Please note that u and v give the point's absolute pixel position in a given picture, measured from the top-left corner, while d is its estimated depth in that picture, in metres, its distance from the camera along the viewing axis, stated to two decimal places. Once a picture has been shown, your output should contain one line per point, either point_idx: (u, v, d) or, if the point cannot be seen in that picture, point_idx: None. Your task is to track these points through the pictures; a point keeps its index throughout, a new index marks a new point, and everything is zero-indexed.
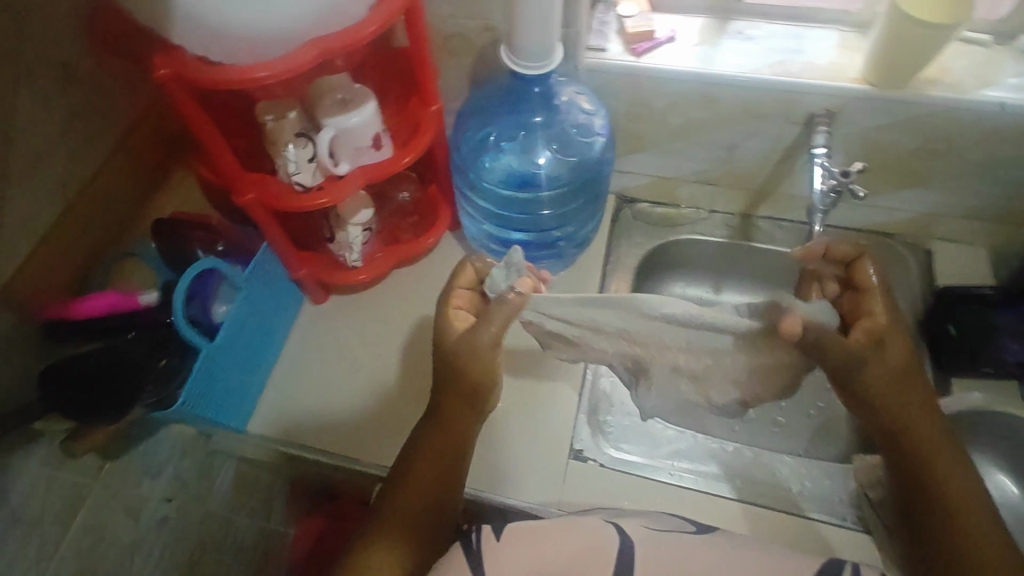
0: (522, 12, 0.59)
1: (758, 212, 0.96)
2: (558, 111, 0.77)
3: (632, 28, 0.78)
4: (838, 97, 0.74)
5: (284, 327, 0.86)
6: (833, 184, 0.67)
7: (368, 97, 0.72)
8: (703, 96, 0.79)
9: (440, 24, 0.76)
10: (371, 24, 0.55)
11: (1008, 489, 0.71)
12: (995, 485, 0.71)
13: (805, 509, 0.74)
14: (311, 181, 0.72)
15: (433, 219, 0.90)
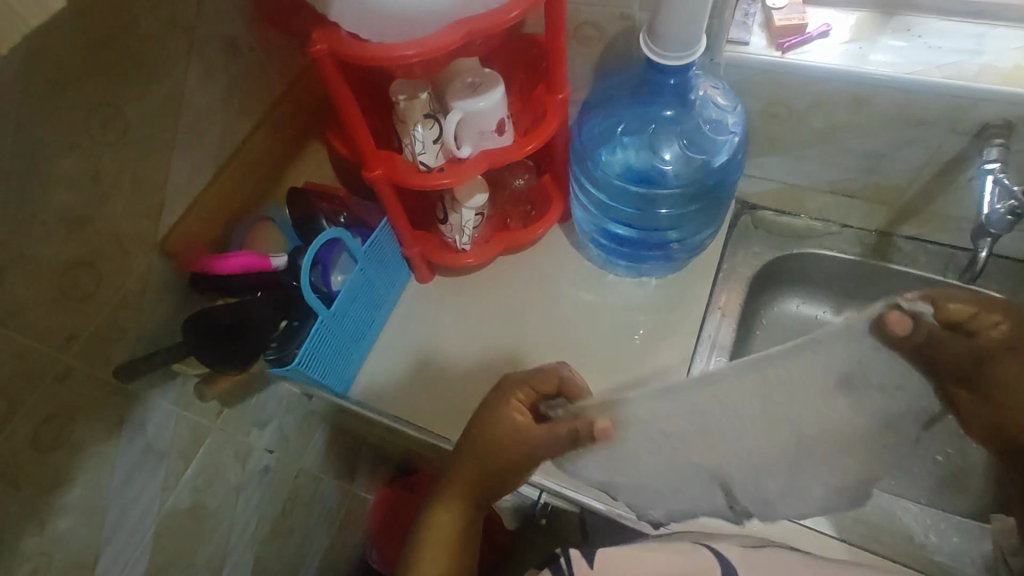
0: (670, 1, 0.56)
1: (898, 230, 0.87)
2: (694, 106, 0.73)
3: (780, 20, 0.72)
4: (1023, 107, 0.65)
5: (390, 302, 0.89)
6: (1013, 205, 0.59)
7: (496, 82, 0.72)
8: (855, 99, 0.72)
9: (574, 11, 0.75)
10: (516, 7, 0.54)
11: None
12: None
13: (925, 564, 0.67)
14: (433, 162, 0.73)
15: (542, 208, 0.89)
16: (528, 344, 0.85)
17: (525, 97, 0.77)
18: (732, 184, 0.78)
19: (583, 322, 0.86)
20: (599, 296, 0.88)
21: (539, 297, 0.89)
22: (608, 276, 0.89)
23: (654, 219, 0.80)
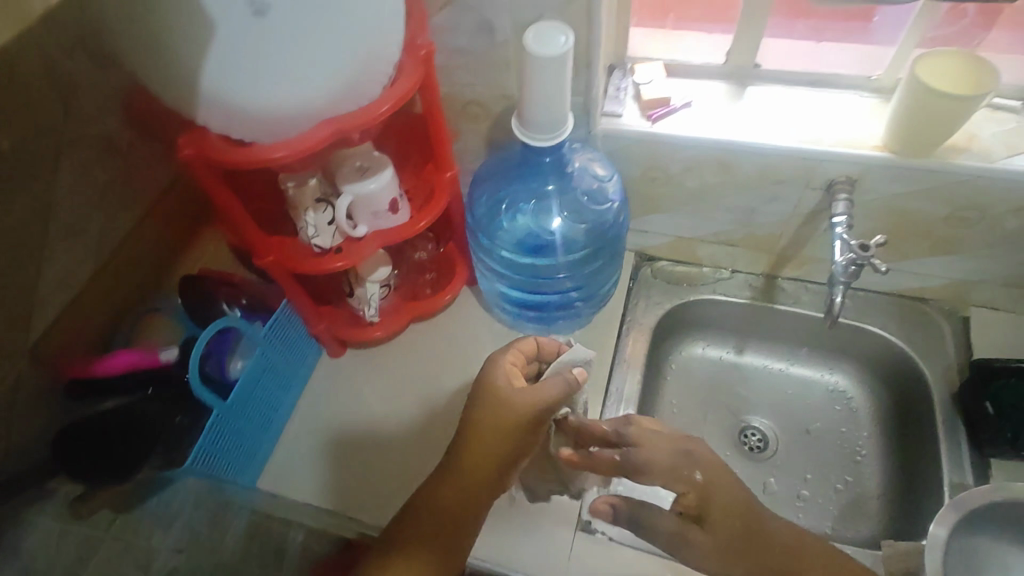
0: (528, 95, 0.60)
1: (781, 273, 0.94)
2: (571, 176, 0.78)
3: (647, 95, 0.79)
4: (859, 164, 0.73)
5: (300, 380, 0.87)
6: (851, 258, 0.65)
7: (385, 165, 0.74)
8: (720, 162, 0.78)
9: (458, 92, 0.79)
10: (385, 103, 0.57)
11: None
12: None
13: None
14: (328, 243, 0.74)
15: (449, 275, 0.91)
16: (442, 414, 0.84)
17: (419, 172, 0.80)
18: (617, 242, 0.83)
19: None
20: None
21: (451, 364, 0.88)
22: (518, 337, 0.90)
23: (552, 282, 0.84)
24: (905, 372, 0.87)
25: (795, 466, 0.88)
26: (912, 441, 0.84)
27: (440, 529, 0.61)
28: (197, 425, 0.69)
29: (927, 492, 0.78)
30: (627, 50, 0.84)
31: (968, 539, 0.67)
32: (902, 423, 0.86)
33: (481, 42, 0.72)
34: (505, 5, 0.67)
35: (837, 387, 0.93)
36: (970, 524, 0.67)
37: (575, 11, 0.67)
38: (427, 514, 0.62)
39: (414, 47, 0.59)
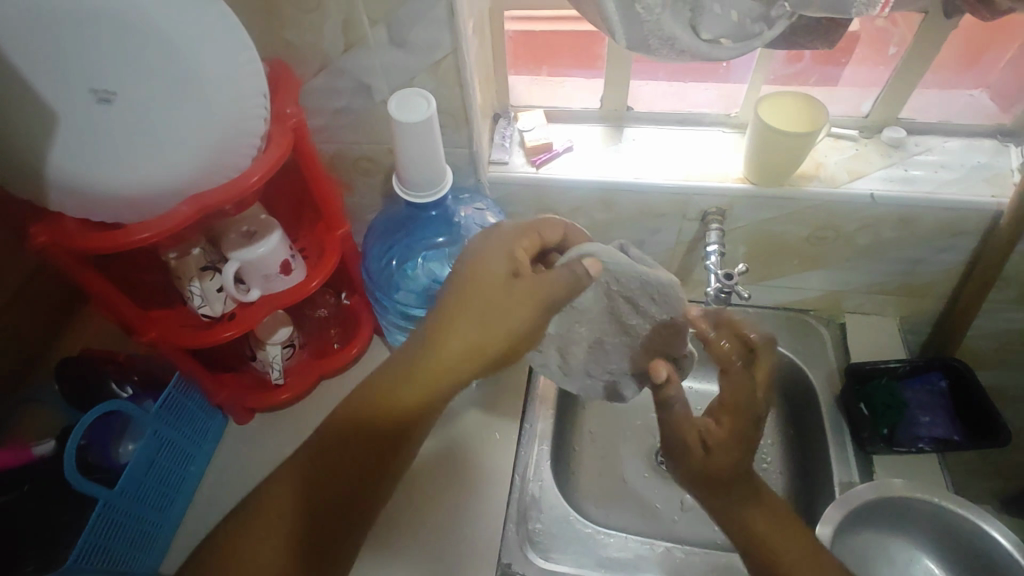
0: (403, 155, 0.62)
1: (678, 297, 0.99)
2: (458, 226, 0.82)
3: (531, 141, 0.83)
4: (725, 196, 0.79)
5: (205, 454, 0.84)
6: (719, 286, 0.71)
7: (273, 227, 0.74)
8: (604, 201, 0.83)
9: (347, 150, 0.80)
10: (255, 172, 0.57)
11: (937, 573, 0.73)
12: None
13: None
14: (219, 311, 0.73)
15: (356, 327, 0.91)
16: None
17: (313, 230, 0.80)
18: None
19: None
20: None
21: None
22: None
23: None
24: (794, 379, 0.93)
25: None
26: (807, 442, 0.89)
27: (373, 415, 0.59)
28: (80, 517, 0.66)
29: (822, 490, 0.82)
30: (510, 100, 0.88)
31: (853, 535, 0.72)
32: (797, 428, 0.91)
33: (362, 103, 0.74)
34: (379, 69, 0.70)
35: None
36: (855, 522, 0.72)
37: (446, 73, 0.70)
38: (370, 412, 0.59)
39: (284, 117, 0.61)
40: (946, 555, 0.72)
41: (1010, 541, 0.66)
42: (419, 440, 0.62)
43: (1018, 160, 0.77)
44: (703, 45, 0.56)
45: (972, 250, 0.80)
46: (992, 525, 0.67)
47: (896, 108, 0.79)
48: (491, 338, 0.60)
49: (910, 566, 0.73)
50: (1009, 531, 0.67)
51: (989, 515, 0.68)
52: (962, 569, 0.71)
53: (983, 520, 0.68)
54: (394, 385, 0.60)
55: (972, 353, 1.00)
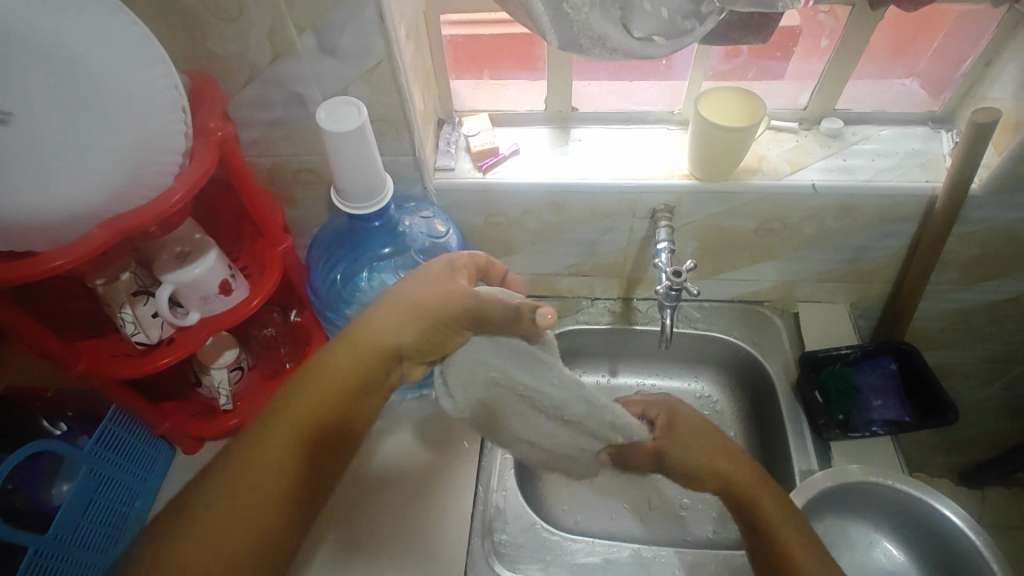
0: (338, 166, 0.60)
1: (635, 295, 0.99)
2: (403, 234, 0.81)
3: (476, 146, 0.81)
4: (672, 193, 0.79)
5: (152, 487, 0.80)
6: (669, 284, 0.71)
7: (209, 246, 0.70)
8: (553, 203, 0.82)
9: (286, 162, 0.78)
10: (177, 192, 0.54)
11: (898, 556, 0.73)
12: (885, 559, 0.74)
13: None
14: (155, 337, 0.69)
15: (307, 344, 0.88)
16: None
17: (253, 247, 0.78)
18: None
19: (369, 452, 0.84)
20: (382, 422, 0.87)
21: None
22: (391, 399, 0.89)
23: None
24: (752, 370, 0.94)
25: None
26: (767, 433, 0.89)
27: (326, 418, 0.60)
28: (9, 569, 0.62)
29: (783, 479, 0.83)
30: (454, 105, 0.87)
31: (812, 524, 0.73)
32: (757, 418, 0.92)
33: (296, 114, 0.72)
34: (310, 78, 0.67)
35: (703, 394, 0.99)
36: (815, 510, 0.73)
37: (380, 79, 0.68)
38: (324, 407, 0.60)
39: (207, 132, 0.59)
40: (905, 537, 0.73)
41: (961, 518, 0.67)
42: (340, 465, 0.63)
43: (949, 145, 0.79)
44: (635, 43, 0.56)
45: (912, 235, 0.82)
46: (945, 505, 0.68)
47: (833, 99, 0.81)
48: (402, 346, 0.62)
49: (872, 550, 0.74)
50: (962, 510, 0.69)
51: (942, 495, 0.69)
52: (920, 549, 0.72)
53: (936, 500, 0.69)
54: (334, 382, 0.61)
55: (921, 334, 1.03)
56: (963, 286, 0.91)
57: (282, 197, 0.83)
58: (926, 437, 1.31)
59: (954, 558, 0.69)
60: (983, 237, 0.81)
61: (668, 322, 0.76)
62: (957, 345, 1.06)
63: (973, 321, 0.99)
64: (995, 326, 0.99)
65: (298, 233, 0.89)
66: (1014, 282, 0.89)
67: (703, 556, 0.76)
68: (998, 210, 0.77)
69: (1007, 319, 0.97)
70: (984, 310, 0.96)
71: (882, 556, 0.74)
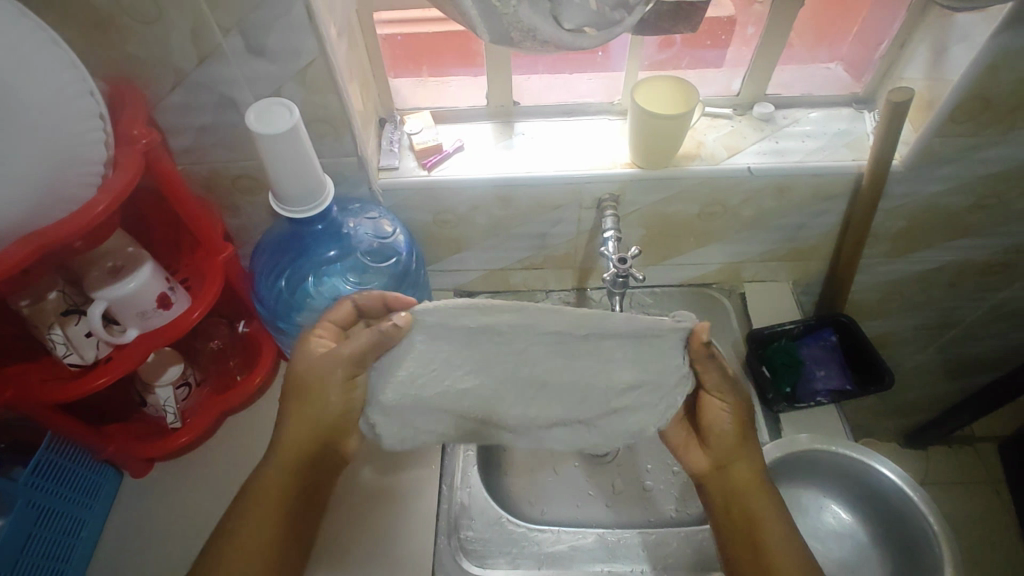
0: (273, 169, 0.59)
1: (589, 285, 1.00)
2: (348, 237, 0.79)
3: (418, 143, 0.81)
4: (615, 182, 0.80)
5: (98, 514, 0.77)
6: (616, 271, 0.73)
7: (143, 259, 0.68)
8: (500, 197, 0.82)
9: (222, 168, 0.75)
10: (100, 203, 0.52)
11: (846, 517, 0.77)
12: (832, 521, 0.77)
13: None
14: (90, 358, 0.66)
15: (257, 354, 0.86)
16: None
17: (193, 258, 0.75)
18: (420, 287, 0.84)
19: None
20: None
21: None
22: None
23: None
24: None
25: (635, 459, 0.92)
26: None
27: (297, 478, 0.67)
28: None
29: None
30: (395, 103, 0.86)
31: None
32: None
33: (229, 118, 0.69)
34: (240, 80, 0.65)
35: None
36: None
37: (315, 79, 0.66)
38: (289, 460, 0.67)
39: (131, 140, 0.57)
40: (850, 498, 0.77)
41: (899, 476, 0.71)
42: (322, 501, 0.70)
43: (872, 124, 0.83)
44: (566, 35, 0.56)
45: (844, 211, 0.86)
46: (883, 465, 0.72)
47: (763, 85, 0.84)
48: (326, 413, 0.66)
49: (822, 514, 0.78)
50: (899, 468, 0.73)
51: (879, 456, 0.73)
52: (864, 509, 0.76)
53: (875, 461, 0.73)
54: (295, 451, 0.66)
55: (860, 306, 1.08)
56: (894, 258, 0.96)
57: (221, 205, 0.81)
58: (871, 403, 1.38)
59: (893, 515, 0.73)
60: (907, 210, 0.86)
61: (618, 308, 0.77)
62: (893, 315, 1.11)
63: (905, 290, 1.04)
64: (925, 293, 1.05)
65: (241, 241, 0.87)
66: (939, 251, 0.95)
67: (665, 533, 0.78)
68: (919, 184, 0.81)
69: (936, 287, 1.03)
70: (914, 279, 1.01)
71: (832, 519, 0.77)
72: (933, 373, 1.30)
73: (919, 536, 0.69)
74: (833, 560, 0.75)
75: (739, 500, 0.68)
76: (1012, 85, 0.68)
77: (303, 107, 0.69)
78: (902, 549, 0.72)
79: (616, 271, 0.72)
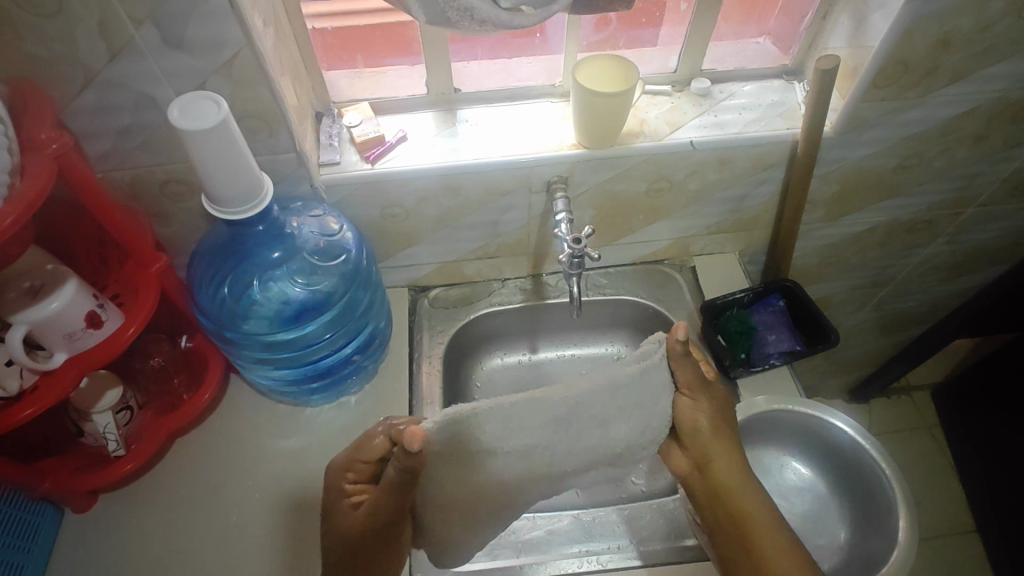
0: (203, 167, 0.55)
1: (544, 270, 1.00)
2: (292, 237, 0.76)
3: (359, 136, 0.78)
4: (563, 164, 0.80)
5: (38, 556, 0.71)
6: (571, 252, 0.73)
7: (65, 276, 0.62)
8: (448, 187, 0.81)
9: (147, 174, 0.71)
10: (9, 214, 0.47)
11: (806, 471, 0.80)
12: (794, 477, 0.80)
13: (646, 545, 0.76)
14: (14, 388, 0.61)
15: (203, 370, 0.81)
16: (240, 525, 0.76)
17: (124, 273, 0.70)
18: (373, 284, 0.82)
19: (290, 471, 0.79)
20: (300, 437, 0.82)
21: (235, 466, 0.80)
22: (307, 411, 0.84)
23: (327, 342, 0.80)
24: (660, 326, 0.98)
25: None
26: None
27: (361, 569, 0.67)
28: None
29: None
30: (330, 96, 0.83)
31: None
32: None
33: (150, 117, 0.65)
34: (159, 76, 0.61)
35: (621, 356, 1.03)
36: None
37: (241, 72, 0.63)
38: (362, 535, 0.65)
39: (38, 145, 0.52)
40: (809, 453, 0.80)
41: (852, 427, 0.75)
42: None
43: (803, 94, 0.86)
44: (504, 14, 0.55)
45: (782, 180, 0.89)
46: (836, 417, 0.76)
47: (698, 61, 0.85)
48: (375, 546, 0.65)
49: (784, 471, 0.80)
50: (850, 419, 0.76)
51: (833, 409, 0.76)
52: (822, 461, 0.79)
53: (830, 415, 0.76)
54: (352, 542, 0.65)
55: (802, 271, 1.12)
56: (831, 223, 1.01)
57: (149, 213, 0.75)
58: (818, 364, 1.45)
59: (850, 465, 0.76)
60: (839, 174, 0.90)
61: (575, 290, 0.77)
62: (833, 277, 1.17)
63: (842, 253, 1.09)
64: (860, 255, 1.11)
65: (175, 251, 0.82)
66: (870, 213, 1.00)
67: (637, 505, 0.80)
68: (850, 149, 0.85)
69: (869, 246, 1.09)
70: (849, 242, 1.07)
71: (793, 475, 0.80)
72: (871, 328, 1.37)
73: (873, 483, 0.73)
74: (796, 514, 0.78)
75: (722, 499, 0.67)
76: (928, 49, 0.72)
77: (231, 102, 0.65)
78: (858, 496, 0.76)
79: (570, 253, 0.73)
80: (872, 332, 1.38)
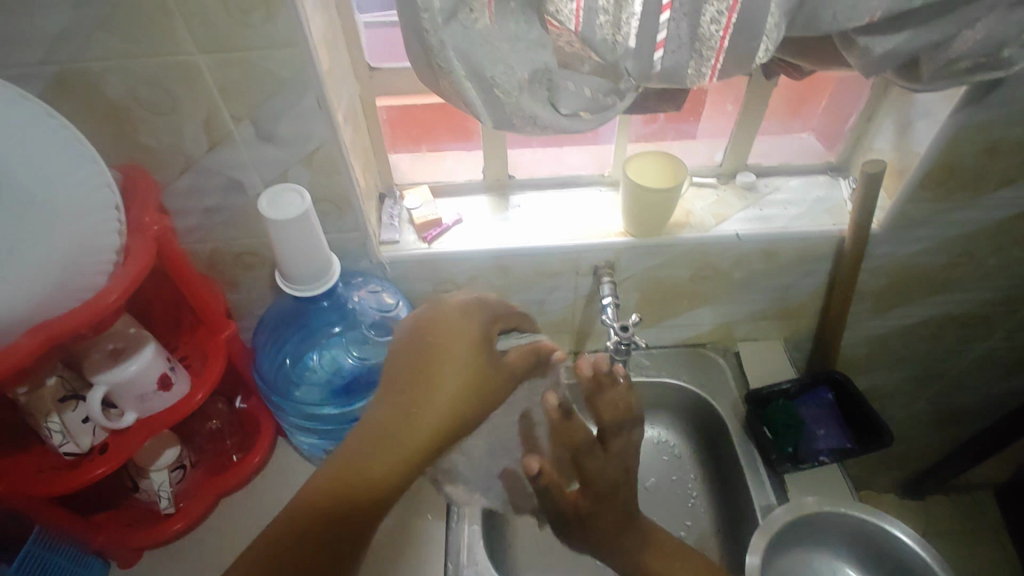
0: (282, 249, 0.59)
1: (586, 348, 1.02)
2: (353, 311, 0.80)
3: (419, 217, 0.83)
4: (610, 250, 0.83)
5: None
6: (618, 339, 0.75)
7: (145, 340, 0.67)
8: (499, 267, 0.84)
9: (225, 246, 0.77)
10: (114, 290, 0.52)
11: None
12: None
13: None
14: (86, 445, 0.64)
15: (254, 432, 0.84)
16: None
17: (196, 337, 0.75)
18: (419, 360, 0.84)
19: None
20: None
21: None
22: None
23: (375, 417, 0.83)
24: (703, 411, 0.97)
25: None
26: (724, 473, 0.92)
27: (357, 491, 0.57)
28: None
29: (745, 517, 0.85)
30: (394, 179, 0.89)
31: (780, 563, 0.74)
32: (712, 459, 0.95)
33: (235, 198, 0.71)
34: (249, 165, 0.68)
35: (659, 438, 1.01)
36: (777, 547, 0.74)
37: (321, 163, 0.69)
38: (389, 481, 0.59)
39: (142, 226, 0.57)
40: (864, 562, 0.76)
41: (912, 537, 0.71)
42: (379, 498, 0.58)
43: (848, 191, 0.88)
44: (564, 119, 0.61)
45: (829, 272, 0.90)
46: (894, 525, 0.72)
47: (744, 156, 0.89)
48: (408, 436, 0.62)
49: None
50: (909, 527, 0.72)
51: (890, 516, 0.72)
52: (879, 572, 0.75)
53: (886, 522, 0.72)
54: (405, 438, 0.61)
55: (850, 360, 1.10)
56: (880, 314, 0.99)
57: (222, 281, 0.81)
58: (868, 456, 1.39)
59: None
60: (889, 268, 0.90)
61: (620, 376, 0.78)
62: (884, 368, 1.14)
63: (893, 345, 1.07)
64: (912, 347, 1.08)
65: (240, 316, 0.87)
66: (921, 306, 0.98)
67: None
68: (898, 245, 0.86)
69: (922, 340, 1.06)
70: (900, 334, 1.05)
71: None
72: (925, 421, 1.31)
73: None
74: None
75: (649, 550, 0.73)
76: (976, 155, 0.74)
77: (308, 187, 0.71)
78: None
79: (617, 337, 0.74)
80: (927, 425, 1.32)
